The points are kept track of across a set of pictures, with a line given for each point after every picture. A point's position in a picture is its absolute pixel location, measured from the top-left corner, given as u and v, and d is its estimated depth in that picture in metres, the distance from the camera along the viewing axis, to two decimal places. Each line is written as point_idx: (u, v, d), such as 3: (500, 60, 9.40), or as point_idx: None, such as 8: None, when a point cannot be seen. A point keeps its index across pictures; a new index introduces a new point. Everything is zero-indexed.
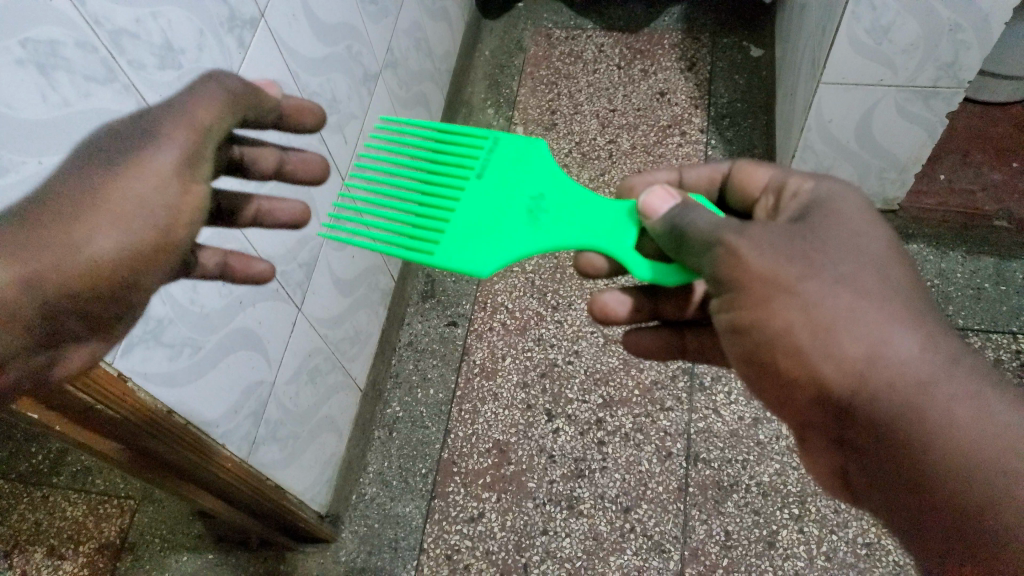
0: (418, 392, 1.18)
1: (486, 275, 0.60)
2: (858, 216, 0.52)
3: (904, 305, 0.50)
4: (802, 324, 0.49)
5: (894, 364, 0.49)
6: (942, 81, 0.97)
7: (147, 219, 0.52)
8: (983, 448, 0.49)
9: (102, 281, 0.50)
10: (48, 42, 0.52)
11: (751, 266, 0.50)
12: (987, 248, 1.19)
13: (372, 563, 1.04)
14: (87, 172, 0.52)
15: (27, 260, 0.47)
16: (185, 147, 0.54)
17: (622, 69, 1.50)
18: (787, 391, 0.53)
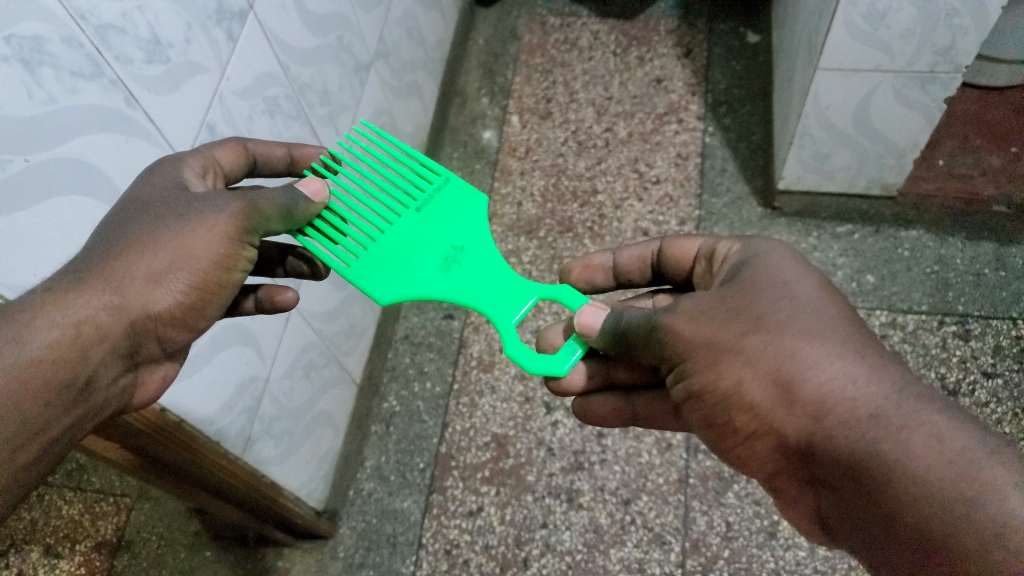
0: (415, 385, 1.17)
1: (383, 303, 0.63)
2: (789, 269, 0.53)
3: (845, 344, 0.49)
4: (752, 377, 0.50)
5: (833, 396, 0.47)
6: (940, 66, 0.95)
7: (213, 269, 0.52)
8: (936, 477, 0.43)
9: (174, 321, 0.52)
10: (32, 38, 0.50)
11: (689, 334, 0.53)
12: (986, 234, 1.18)
13: (371, 559, 1.03)
14: (162, 209, 0.52)
15: (105, 294, 0.48)
16: (245, 209, 0.53)
17: (618, 56, 1.49)
18: (753, 447, 0.53)
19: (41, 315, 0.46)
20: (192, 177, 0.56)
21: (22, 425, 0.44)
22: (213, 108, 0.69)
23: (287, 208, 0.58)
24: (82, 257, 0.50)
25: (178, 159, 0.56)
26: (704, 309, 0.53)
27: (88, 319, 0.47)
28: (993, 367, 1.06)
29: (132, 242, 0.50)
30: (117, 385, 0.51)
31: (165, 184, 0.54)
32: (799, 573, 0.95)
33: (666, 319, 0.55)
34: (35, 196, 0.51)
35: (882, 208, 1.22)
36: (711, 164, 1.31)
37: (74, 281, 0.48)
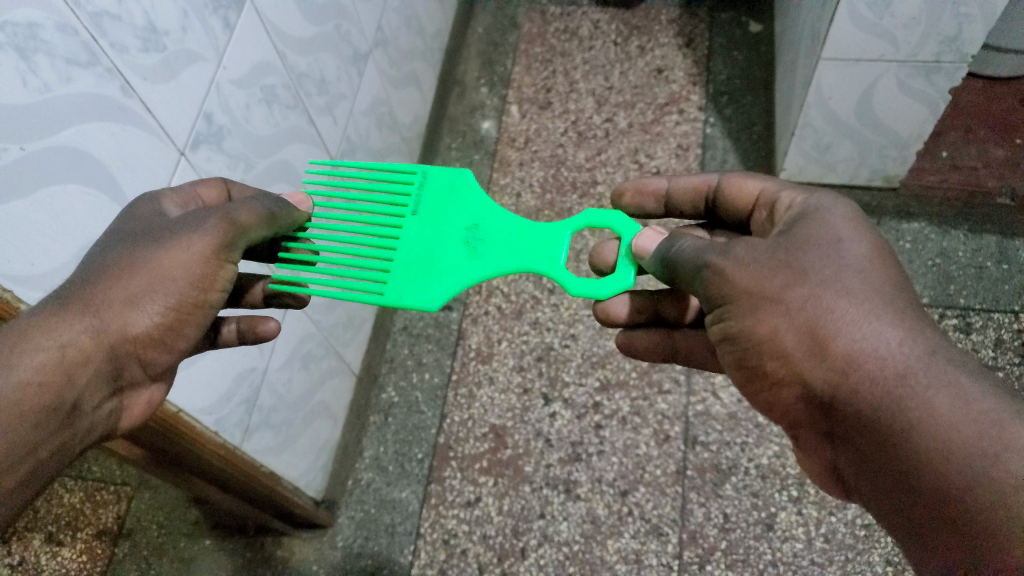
0: (414, 376, 1.17)
1: (436, 309, 0.64)
2: (843, 224, 0.52)
3: (887, 303, 0.48)
4: (787, 329, 0.49)
5: (867, 352, 0.47)
6: (945, 56, 0.94)
7: (192, 288, 0.52)
8: (959, 439, 0.43)
9: (159, 341, 0.52)
10: (25, 25, 0.50)
11: (739, 283, 0.51)
12: (989, 226, 1.17)
13: (369, 548, 1.03)
14: (143, 234, 0.52)
15: (84, 319, 0.48)
16: (223, 225, 0.53)
17: (619, 46, 1.48)
18: (776, 394, 0.52)
19: (24, 341, 0.46)
20: (172, 208, 0.56)
21: (11, 448, 0.44)
22: (209, 97, 0.69)
23: (266, 214, 0.57)
24: (68, 286, 0.50)
25: (155, 193, 0.56)
26: (754, 257, 0.51)
27: (71, 343, 0.47)
28: (993, 361, 1.06)
29: (115, 267, 0.50)
30: (104, 408, 0.51)
31: (144, 213, 0.54)
32: (797, 565, 0.95)
33: (717, 258, 0.53)
34: (30, 186, 0.51)
35: (883, 200, 1.22)
36: (712, 155, 1.31)
37: (57, 308, 0.48)
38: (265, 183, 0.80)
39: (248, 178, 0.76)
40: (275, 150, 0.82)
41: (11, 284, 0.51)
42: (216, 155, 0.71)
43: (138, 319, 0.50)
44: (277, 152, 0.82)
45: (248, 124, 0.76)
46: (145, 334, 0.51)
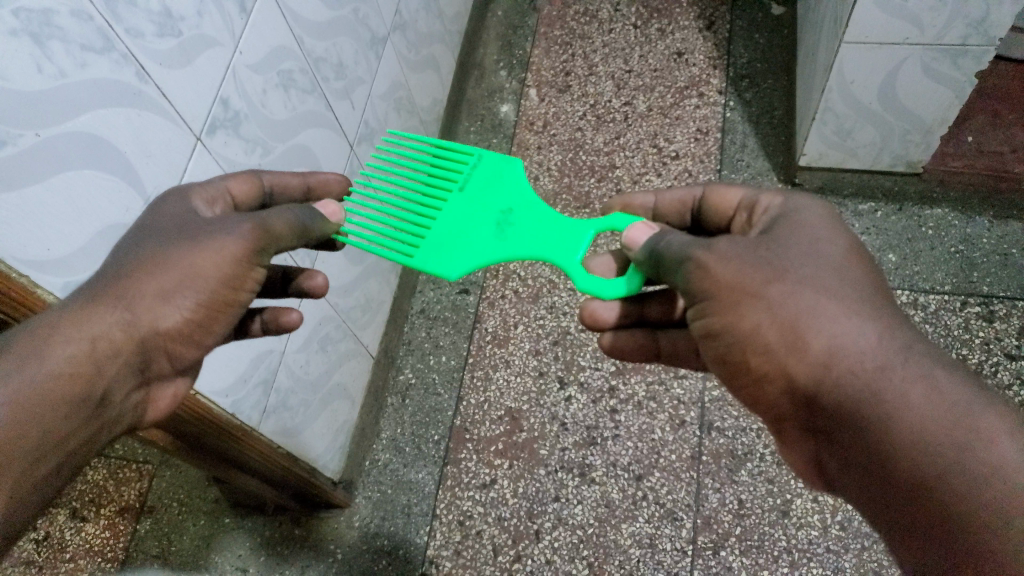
0: (431, 358, 1.18)
1: (454, 278, 0.66)
2: (822, 225, 0.52)
3: (862, 298, 0.49)
4: (770, 325, 0.49)
5: (845, 347, 0.47)
6: (972, 39, 0.93)
7: (221, 288, 0.52)
8: (931, 430, 0.45)
9: (186, 336, 0.52)
10: (40, 11, 0.50)
11: (719, 275, 0.50)
12: (1015, 213, 1.15)
13: (385, 529, 1.04)
14: (177, 234, 0.52)
15: (116, 313, 0.49)
16: (256, 231, 0.52)
17: (639, 29, 1.46)
18: (758, 388, 0.52)
19: (57, 331, 0.47)
20: (201, 207, 0.56)
21: (41, 436, 0.45)
22: (226, 81, 0.69)
23: (301, 225, 0.57)
24: (101, 277, 0.50)
25: (184, 190, 0.57)
26: (737, 253, 0.50)
27: (102, 335, 0.48)
28: (1017, 349, 1.04)
29: (146, 262, 0.50)
30: (130, 399, 0.52)
31: (174, 212, 0.54)
32: (811, 552, 0.95)
33: (700, 252, 0.51)
34: (45, 170, 0.51)
35: (905, 185, 1.20)
36: (731, 139, 1.30)
37: (88, 299, 0.49)
38: (283, 167, 0.81)
39: (264, 162, 0.77)
40: (292, 134, 0.82)
41: (28, 269, 0.51)
42: (233, 140, 0.71)
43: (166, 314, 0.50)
44: (294, 137, 0.83)
45: (265, 109, 0.76)
46: (171, 330, 0.51)
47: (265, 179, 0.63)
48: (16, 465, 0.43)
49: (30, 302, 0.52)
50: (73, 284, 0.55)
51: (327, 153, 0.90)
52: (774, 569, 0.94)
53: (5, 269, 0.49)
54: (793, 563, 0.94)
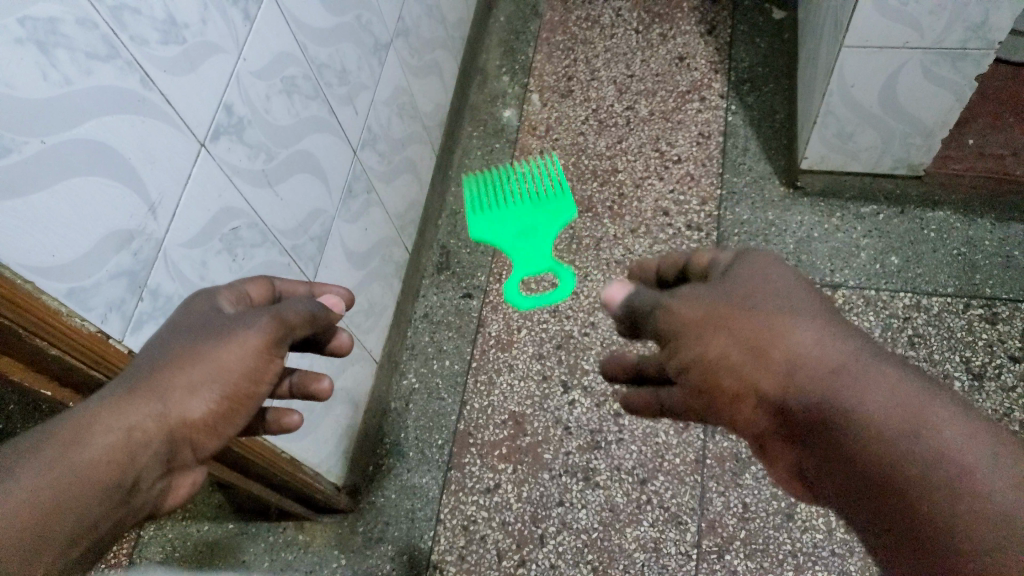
0: (434, 363, 1.18)
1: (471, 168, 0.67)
2: (768, 263, 0.52)
3: (825, 318, 0.48)
4: (734, 348, 0.49)
5: (808, 361, 0.47)
6: (972, 42, 0.93)
7: (243, 380, 0.52)
8: (904, 433, 0.44)
9: (211, 427, 0.51)
10: (47, 19, 0.50)
11: (685, 314, 0.51)
12: (1016, 215, 1.15)
13: (389, 534, 1.04)
14: (203, 328, 0.52)
15: (149, 404, 0.49)
16: (273, 324, 0.53)
17: (640, 34, 1.47)
18: (734, 408, 0.51)
19: (97, 421, 0.46)
20: (227, 305, 0.56)
21: (74, 524, 0.44)
22: (229, 88, 0.70)
23: (310, 314, 0.57)
24: (134, 370, 0.50)
25: (211, 291, 0.57)
26: (697, 295, 0.52)
27: (136, 426, 0.48)
28: (1020, 351, 1.04)
29: (177, 357, 0.50)
30: (155, 487, 0.51)
31: (200, 310, 0.54)
32: (816, 555, 0.94)
33: (667, 301, 0.53)
34: (51, 179, 0.51)
35: (906, 188, 1.20)
36: (733, 143, 1.30)
37: (124, 391, 0.49)
38: (286, 173, 0.81)
39: (268, 168, 0.77)
40: (296, 140, 0.82)
41: (32, 275, 0.51)
42: (237, 146, 0.72)
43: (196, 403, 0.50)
44: (297, 142, 0.83)
45: (269, 115, 0.77)
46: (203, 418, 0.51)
47: (279, 284, 0.63)
48: (50, 553, 0.43)
49: (34, 309, 0.51)
50: (80, 290, 0.55)
51: (330, 159, 0.91)
52: (779, 573, 0.94)
53: (7, 275, 0.49)
54: (797, 566, 0.94)
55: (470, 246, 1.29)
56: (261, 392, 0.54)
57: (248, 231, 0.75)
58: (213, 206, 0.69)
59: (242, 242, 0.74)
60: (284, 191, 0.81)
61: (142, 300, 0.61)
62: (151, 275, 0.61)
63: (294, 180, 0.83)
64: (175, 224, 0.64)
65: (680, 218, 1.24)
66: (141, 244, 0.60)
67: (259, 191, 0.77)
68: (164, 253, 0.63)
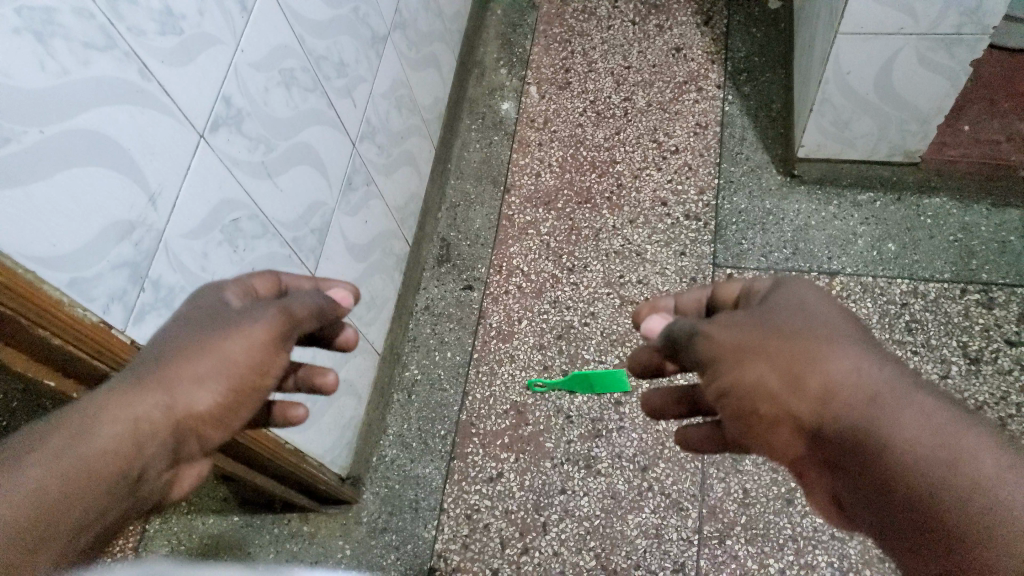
0: (436, 354, 1.19)
1: None
2: (806, 291, 0.54)
3: (861, 344, 0.50)
4: (772, 372, 0.48)
5: (846, 387, 0.48)
6: (966, 28, 0.94)
7: (248, 373, 0.51)
8: (938, 463, 0.45)
9: (216, 419, 0.51)
10: (43, 10, 0.51)
11: (723, 340, 0.50)
12: (1012, 201, 1.15)
13: (393, 524, 1.05)
14: (210, 321, 0.52)
15: (155, 397, 0.49)
16: (280, 315, 0.53)
17: (637, 25, 1.48)
18: (772, 437, 0.51)
19: (102, 413, 0.47)
20: (234, 298, 0.56)
21: (79, 513, 0.45)
22: (227, 79, 0.70)
23: (317, 308, 0.56)
24: (140, 363, 0.51)
25: (219, 283, 0.57)
26: (735, 320, 0.51)
27: (143, 418, 0.48)
28: (1017, 335, 1.05)
29: (181, 351, 0.50)
30: (160, 478, 0.51)
31: (206, 305, 0.55)
32: (816, 539, 0.95)
33: (704, 325, 0.52)
34: (50, 168, 0.52)
35: (902, 175, 1.21)
36: (731, 132, 1.31)
37: (129, 385, 0.49)
38: (285, 165, 0.82)
39: (267, 160, 0.78)
40: (295, 132, 0.83)
41: (32, 264, 0.51)
42: (236, 138, 0.73)
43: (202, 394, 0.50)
44: (296, 135, 0.83)
45: (267, 107, 0.78)
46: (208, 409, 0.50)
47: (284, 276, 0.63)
48: (57, 543, 0.43)
49: (36, 298, 0.52)
50: (81, 280, 0.55)
51: (329, 151, 0.92)
52: (780, 557, 0.95)
53: (8, 264, 0.50)
54: (798, 550, 0.95)
55: (470, 238, 1.30)
56: (266, 386, 0.53)
57: (248, 223, 0.76)
58: (214, 197, 0.70)
59: (242, 234, 0.75)
60: (284, 183, 0.82)
61: (143, 291, 0.62)
62: (152, 266, 0.62)
63: (294, 172, 0.84)
64: (176, 215, 0.65)
65: (678, 208, 1.25)
66: (142, 235, 0.61)
67: (259, 182, 0.77)
68: (165, 243, 0.64)
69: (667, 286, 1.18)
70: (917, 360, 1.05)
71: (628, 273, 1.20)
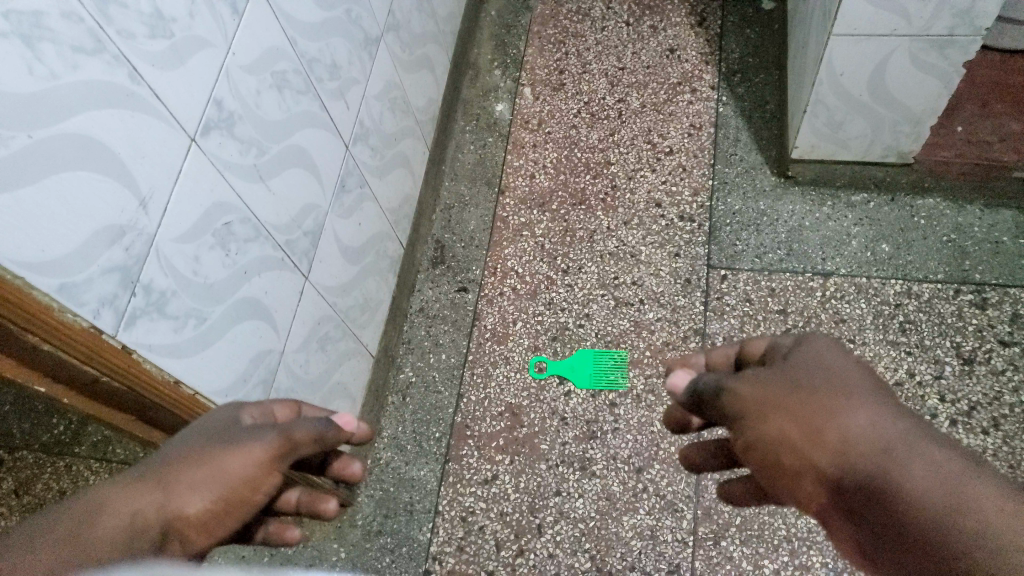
0: (430, 357, 1.18)
1: None
2: (831, 348, 0.54)
3: (880, 400, 0.50)
4: (789, 425, 0.50)
5: (862, 441, 0.48)
6: (959, 29, 0.94)
7: (241, 485, 0.50)
8: (953, 515, 0.44)
9: (204, 530, 0.50)
10: (30, 13, 0.50)
11: (746, 396, 0.52)
12: (1005, 202, 1.16)
13: (388, 527, 1.04)
14: (215, 435, 0.53)
15: (152, 497, 0.49)
16: (279, 435, 0.52)
17: (631, 26, 1.47)
18: (795, 493, 0.51)
19: (102, 508, 0.48)
20: (250, 417, 0.57)
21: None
22: (219, 82, 0.70)
23: (319, 433, 0.54)
24: (148, 465, 0.51)
25: (240, 404, 0.58)
26: (758, 376, 0.53)
27: (136, 516, 0.48)
28: (1010, 336, 1.05)
29: (187, 457, 0.51)
30: None
31: (222, 417, 0.55)
32: (811, 539, 0.95)
33: (731, 382, 0.54)
34: (37, 173, 0.51)
35: (896, 176, 1.21)
36: (725, 134, 1.31)
37: (131, 486, 0.50)
38: (278, 169, 0.82)
39: (260, 163, 0.78)
40: (288, 135, 0.83)
41: (21, 270, 0.51)
42: (228, 141, 0.72)
43: (194, 499, 0.50)
44: (289, 137, 0.83)
45: (260, 110, 0.77)
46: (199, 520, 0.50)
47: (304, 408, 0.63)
48: None
49: (27, 305, 0.52)
50: (72, 285, 0.55)
51: (323, 154, 0.91)
52: (775, 558, 0.95)
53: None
54: (793, 551, 0.95)
55: (464, 239, 1.29)
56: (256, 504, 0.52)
57: (240, 226, 0.76)
58: (206, 200, 0.69)
59: (234, 238, 0.75)
60: (276, 186, 0.82)
61: (134, 295, 0.61)
62: (143, 270, 0.62)
63: (287, 175, 0.84)
64: (167, 219, 0.64)
65: (673, 209, 1.25)
66: (133, 239, 0.60)
67: (251, 186, 0.77)
68: (157, 247, 0.63)
69: (661, 287, 1.18)
70: (910, 362, 1.06)
71: (622, 275, 1.20)
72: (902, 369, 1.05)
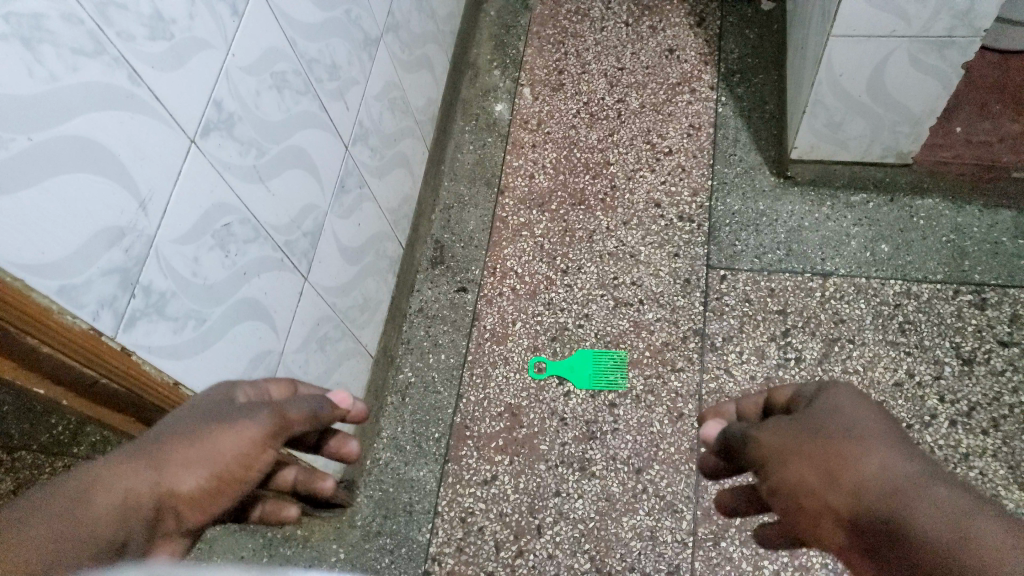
0: (430, 357, 1.18)
1: None
2: (854, 398, 0.54)
3: (896, 446, 0.49)
4: (805, 468, 0.50)
5: (876, 482, 0.47)
6: (959, 30, 0.94)
7: (235, 462, 0.50)
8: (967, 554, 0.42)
9: (200, 507, 0.50)
10: (30, 15, 0.50)
11: (765, 443, 0.52)
12: (1005, 202, 1.16)
13: (388, 527, 1.04)
14: (206, 415, 0.52)
15: (144, 474, 0.48)
16: (274, 417, 0.53)
17: (630, 26, 1.47)
18: (823, 537, 0.50)
19: (96, 483, 0.46)
20: (242, 398, 0.57)
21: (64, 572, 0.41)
22: (219, 83, 0.70)
23: (313, 412, 0.56)
24: (139, 442, 0.51)
25: (232, 384, 0.58)
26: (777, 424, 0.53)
27: (130, 492, 0.47)
28: (1009, 336, 1.05)
29: (178, 434, 0.50)
30: None
31: (216, 398, 0.55)
32: None
33: (753, 432, 0.54)
34: (38, 175, 0.51)
35: (895, 177, 1.21)
36: (724, 134, 1.31)
37: (121, 461, 0.48)
38: (277, 170, 0.82)
39: (259, 164, 0.78)
40: (287, 136, 0.83)
41: (21, 272, 0.51)
42: (227, 142, 0.72)
43: (188, 476, 0.49)
44: (288, 138, 0.83)
45: (259, 111, 0.77)
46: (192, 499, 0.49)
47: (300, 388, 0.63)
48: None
49: (26, 305, 0.52)
50: (71, 287, 0.55)
51: (322, 155, 0.91)
52: (774, 559, 0.95)
53: None
54: (792, 551, 0.95)
55: (463, 239, 1.29)
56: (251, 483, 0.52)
57: (240, 227, 0.76)
58: (205, 202, 0.69)
59: (234, 238, 0.75)
60: (276, 187, 0.82)
61: (134, 296, 0.61)
62: (143, 271, 0.62)
63: (286, 175, 0.84)
64: (166, 220, 0.64)
65: (672, 209, 1.25)
66: (133, 240, 0.60)
67: (251, 186, 0.77)
68: (157, 249, 0.63)
69: (661, 287, 1.18)
70: (909, 362, 1.06)
71: (621, 275, 1.20)
72: (902, 369, 1.05)
